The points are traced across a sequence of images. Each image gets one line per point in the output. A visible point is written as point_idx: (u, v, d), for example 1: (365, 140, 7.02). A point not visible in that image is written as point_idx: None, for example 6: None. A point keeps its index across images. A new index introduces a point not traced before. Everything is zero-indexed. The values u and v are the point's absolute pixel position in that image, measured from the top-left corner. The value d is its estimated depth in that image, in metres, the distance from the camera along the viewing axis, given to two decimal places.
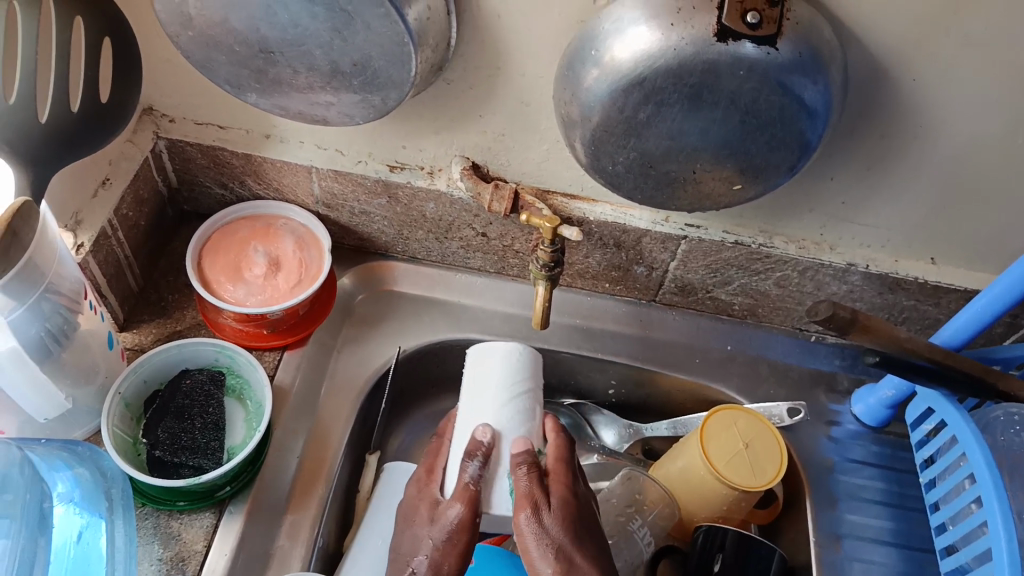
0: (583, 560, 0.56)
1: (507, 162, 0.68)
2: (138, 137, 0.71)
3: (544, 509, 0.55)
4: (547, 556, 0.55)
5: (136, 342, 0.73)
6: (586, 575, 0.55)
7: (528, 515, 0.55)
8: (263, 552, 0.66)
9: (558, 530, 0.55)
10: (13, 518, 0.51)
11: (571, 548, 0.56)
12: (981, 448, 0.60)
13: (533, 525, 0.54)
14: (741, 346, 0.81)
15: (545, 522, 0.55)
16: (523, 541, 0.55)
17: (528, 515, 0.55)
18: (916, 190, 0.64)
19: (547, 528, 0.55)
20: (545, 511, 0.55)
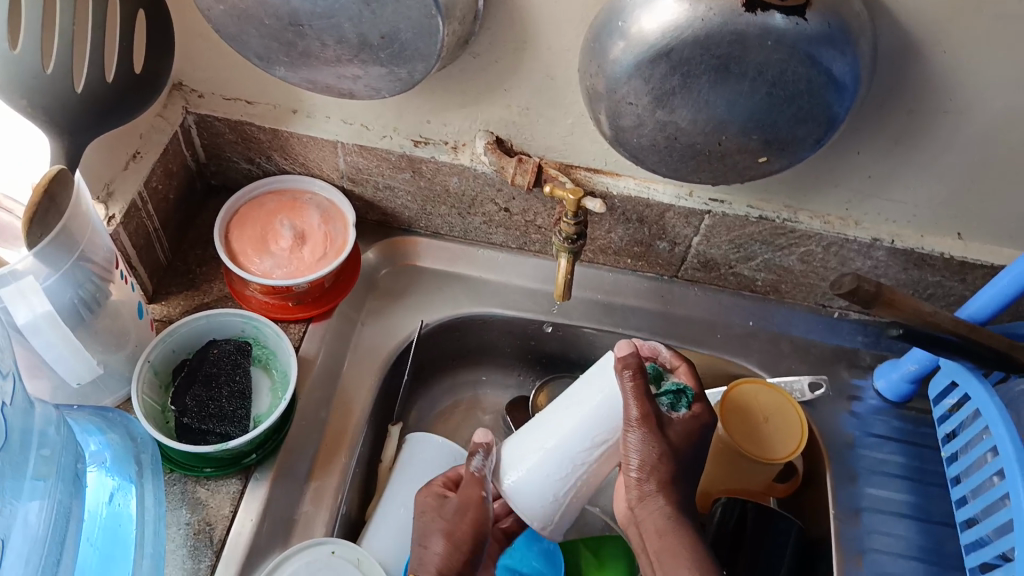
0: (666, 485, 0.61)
1: (531, 137, 0.69)
2: (168, 111, 0.72)
3: (648, 427, 0.59)
4: (642, 468, 0.60)
5: (165, 313, 0.74)
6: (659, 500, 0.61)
7: (633, 431, 0.59)
8: (288, 517, 0.68)
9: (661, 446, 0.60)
10: (48, 479, 0.52)
11: (672, 464, 0.61)
12: (1003, 422, 0.61)
13: (638, 440, 0.59)
14: (763, 322, 0.82)
15: (652, 440, 0.59)
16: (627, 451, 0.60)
17: (637, 431, 0.59)
18: (945, 165, 0.64)
19: (651, 445, 0.59)
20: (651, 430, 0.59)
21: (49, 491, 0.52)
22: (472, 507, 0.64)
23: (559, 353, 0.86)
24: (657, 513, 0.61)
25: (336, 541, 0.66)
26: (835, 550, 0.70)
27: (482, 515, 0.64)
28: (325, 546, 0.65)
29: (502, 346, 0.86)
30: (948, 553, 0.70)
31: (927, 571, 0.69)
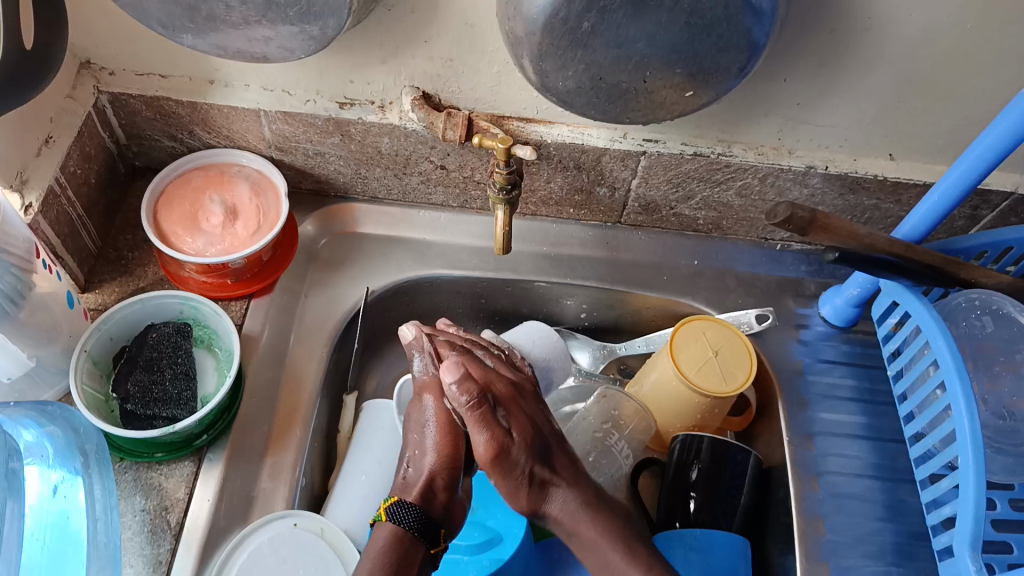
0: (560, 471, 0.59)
1: (458, 89, 0.67)
2: (79, 91, 0.69)
3: (492, 431, 0.56)
4: (521, 466, 0.57)
5: (99, 302, 0.72)
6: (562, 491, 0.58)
7: (481, 436, 0.56)
8: (247, 495, 0.67)
9: (512, 413, 0.58)
10: None
11: (536, 432, 0.59)
12: (943, 335, 0.62)
13: (490, 440, 0.56)
14: (709, 260, 0.82)
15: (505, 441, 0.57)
16: (495, 461, 0.56)
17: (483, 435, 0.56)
18: (871, 85, 0.64)
19: (508, 445, 0.57)
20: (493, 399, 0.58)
21: None
22: (435, 415, 0.59)
23: (511, 308, 0.86)
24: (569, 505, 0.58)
25: (298, 514, 0.65)
26: (792, 476, 0.71)
27: (449, 418, 0.59)
28: (288, 519, 0.64)
29: (452, 306, 0.85)
30: (900, 468, 0.72)
31: (881, 486, 0.71)
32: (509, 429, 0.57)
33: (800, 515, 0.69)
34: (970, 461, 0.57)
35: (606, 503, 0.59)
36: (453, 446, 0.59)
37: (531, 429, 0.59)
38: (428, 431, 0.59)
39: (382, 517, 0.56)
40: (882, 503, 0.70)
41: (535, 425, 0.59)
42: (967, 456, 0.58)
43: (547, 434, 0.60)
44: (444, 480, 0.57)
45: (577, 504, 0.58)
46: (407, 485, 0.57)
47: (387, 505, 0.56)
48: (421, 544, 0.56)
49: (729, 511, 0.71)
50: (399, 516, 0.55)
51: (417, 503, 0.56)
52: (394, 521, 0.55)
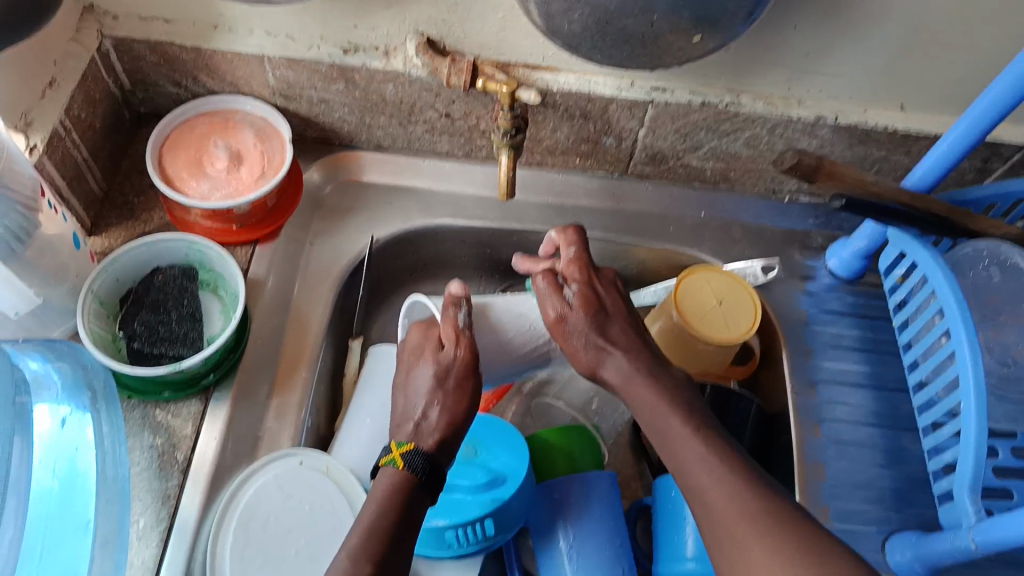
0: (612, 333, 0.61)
1: (463, 35, 0.66)
2: (82, 35, 0.68)
3: (554, 288, 0.62)
4: (578, 323, 0.61)
5: (106, 245, 0.73)
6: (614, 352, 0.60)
7: (545, 290, 0.63)
8: (253, 434, 0.68)
9: (579, 287, 0.63)
10: None
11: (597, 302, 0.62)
12: (950, 283, 0.62)
13: (551, 296, 0.62)
14: (715, 210, 0.82)
15: (563, 299, 0.62)
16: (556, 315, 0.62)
17: (545, 290, 0.63)
18: (885, 33, 0.63)
19: (567, 301, 0.62)
20: (574, 271, 0.64)
21: None
22: (455, 371, 0.60)
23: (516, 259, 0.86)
24: (621, 366, 0.59)
25: (304, 453, 0.67)
26: (793, 421, 0.72)
27: (456, 369, 0.60)
28: (293, 458, 0.65)
29: (457, 256, 0.85)
30: (902, 416, 0.72)
31: (882, 434, 0.71)
32: (571, 299, 0.62)
33: (800, 461, 0.70)
34: (972, 405, 0.57)
35: (665, 373, 0.59)
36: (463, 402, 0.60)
37: (595, 301, 0.62)
38: (427, 387, 0.60)
39: (393, 462, 0.57)
40: (883, 449, 0.71)
41: (604, 304, 0.63)
42: (968, 403, 0.58)
43: (617, 310, 0.63)
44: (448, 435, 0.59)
45: (630, 366, 0.59)
46: (423, 434, 0.59)
47: (400, 452, 0.57)
48: (426, 494, 0.56)
49: None
50: (412, 463, 0.56)
51: (429, 453, 0.57)
52: (406, 467, 0.56)
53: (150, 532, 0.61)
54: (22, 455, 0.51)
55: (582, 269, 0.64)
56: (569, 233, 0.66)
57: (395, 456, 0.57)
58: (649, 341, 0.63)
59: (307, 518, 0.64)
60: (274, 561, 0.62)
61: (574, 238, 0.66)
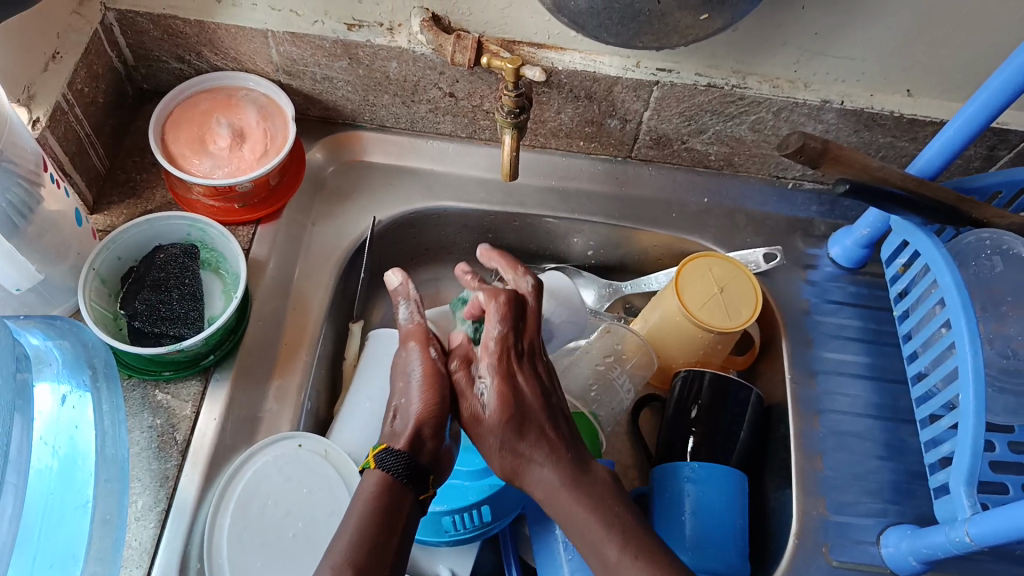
0: (529, 439, 0.57)
1: (468, 12, 0.66)
2: (85, 8, 0.68)
3: (468, 377, 0.58)
4: (489, 421, 0.57)
5: (107, 223, 0.72)
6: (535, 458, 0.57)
7: (460, 376, 0.59)
8: (254, 416, 0.68)
9: (496, 379, 0.58)
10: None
11: (514, 401, 0.57)
12: (951, 271, 0.61)
13: (466, 382, 0.58)
14: (719, 197, 0.81)
15: (479, 389, 0.58)
16: (469, 410, 0.58)
17: (461, 376, 0.59)
18: (892, 14, 0.62)
19: (478, 395, 0.58)
20: (496, 355, 0.58)
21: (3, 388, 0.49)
22: (420, 372, 0.58)
23: (518, 243, 0.85)
24: (550, 483, 0.56)
25: (303, 436, 0.66)
26: (794, 412, 0.71)
27: (433, 365, 0.58)
28: (292, 440, 0.65)
29: (459, 240, 0.85)
30: (902, 408, 0.72)
31: (882, 426, 0.71)
32: (485, 397, 0.57)
33: (800, 452, 0.70)
34: (971, 398, 0.57)
35: (585, 479, 0.56)
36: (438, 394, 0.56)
37: (511, 402, 0.57)
38: (412, 385, 0.57)
39: (370, 465, 0.53)
40: (882, 442, 0.70)
41: (524, 390, 0.58)
42: (968, 393, 0.57)
43: (535, 407, 0.58)
44: (424, 425, 0.55)
45: (556, 481, 0.56)
46: (399, 429, 0.55)
47: (376, 453, 0.53)
48: (410, 492, 0.53)
49: (729, 446, 0.71)
50: (389, 462, 0.53)
51: (408, 452, 0.53)
52: (383, 467, 0.52)
53: (148, 513, 0.61)
54: (23, 433, 0.50)
55: (500, 359, 0.58)
56: (499, 304, 0.59)
57: (371, 459, 0.53)
58: (569, 439, 0.59)
59: (305, 501, 0.64)
60: (272, 543, 0.62)
61: (501, 312, 0.59)
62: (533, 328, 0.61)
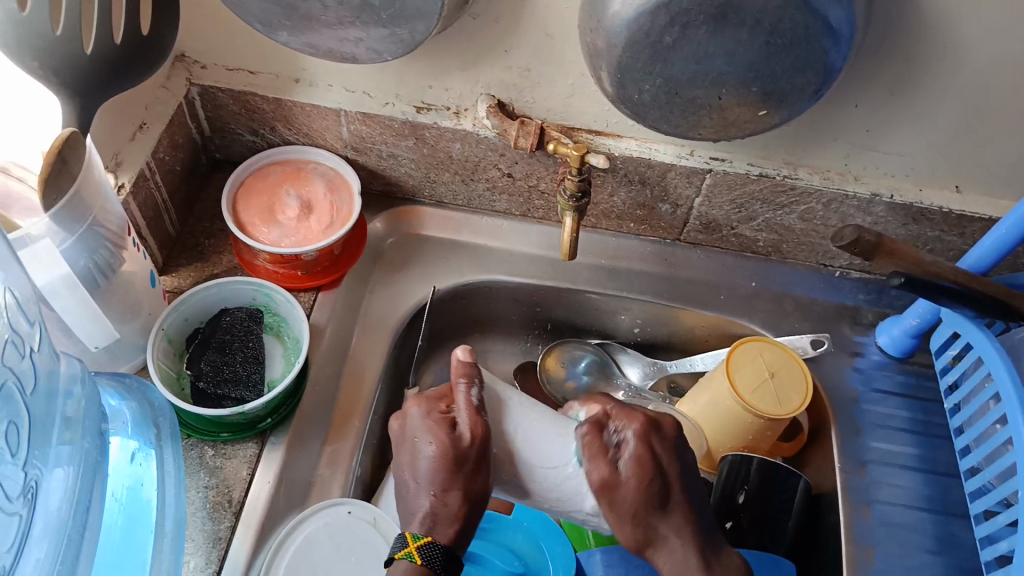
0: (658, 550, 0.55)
1: (532, 100, 0.70)
2: (171, 82, 0.73)
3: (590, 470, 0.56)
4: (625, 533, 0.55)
5: (175, 285, 0.75)
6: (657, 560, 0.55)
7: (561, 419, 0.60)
8: (305, 481, 0.69)
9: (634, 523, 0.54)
10: (74, 419, 0.51)
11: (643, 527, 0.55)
12: (1005, 365, 0.61)
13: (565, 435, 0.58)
14: (766, 282, 0.82)
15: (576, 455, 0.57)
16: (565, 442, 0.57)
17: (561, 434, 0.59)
18: (942, 114, 0.64)
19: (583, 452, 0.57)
20: (603, 504, 0.54)
21: (79, 439, 0.51)
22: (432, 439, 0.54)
23: (565, 318, 0.87)
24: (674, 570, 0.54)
25: (352, 502, 0.66)
26: (843, 501, 0.71)
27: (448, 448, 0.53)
28: (341, 507, 0.65)
29: (508, 313, 0.87)
30: (955, 502, 0.71)
31: (934, 520, 0.70)
32: (609, 525, 0.55)
33: (851, 544, 0.68)
34: None
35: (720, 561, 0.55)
36: (450, 478, 0.53)
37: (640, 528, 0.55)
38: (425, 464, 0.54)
39: (411, 557, 0.52)
40: (934, 536, 0.69)
41: (642, 514, 0.54)
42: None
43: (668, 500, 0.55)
44: (457, 512, 0.53)
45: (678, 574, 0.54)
46: (443, 523, 0.53)
47: (417, 544, 0.52)
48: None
49: (778, 534, 0.71)
50: (430, 557, 0.52)
51: (448, 546, 0.53)
52: (427, 564, 0.52)
53: (199, 574, 0.61)
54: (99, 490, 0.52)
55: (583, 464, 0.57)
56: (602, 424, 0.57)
57: (413, 550, 0.52)
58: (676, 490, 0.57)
59: (353, 568, 0.64)
60: None
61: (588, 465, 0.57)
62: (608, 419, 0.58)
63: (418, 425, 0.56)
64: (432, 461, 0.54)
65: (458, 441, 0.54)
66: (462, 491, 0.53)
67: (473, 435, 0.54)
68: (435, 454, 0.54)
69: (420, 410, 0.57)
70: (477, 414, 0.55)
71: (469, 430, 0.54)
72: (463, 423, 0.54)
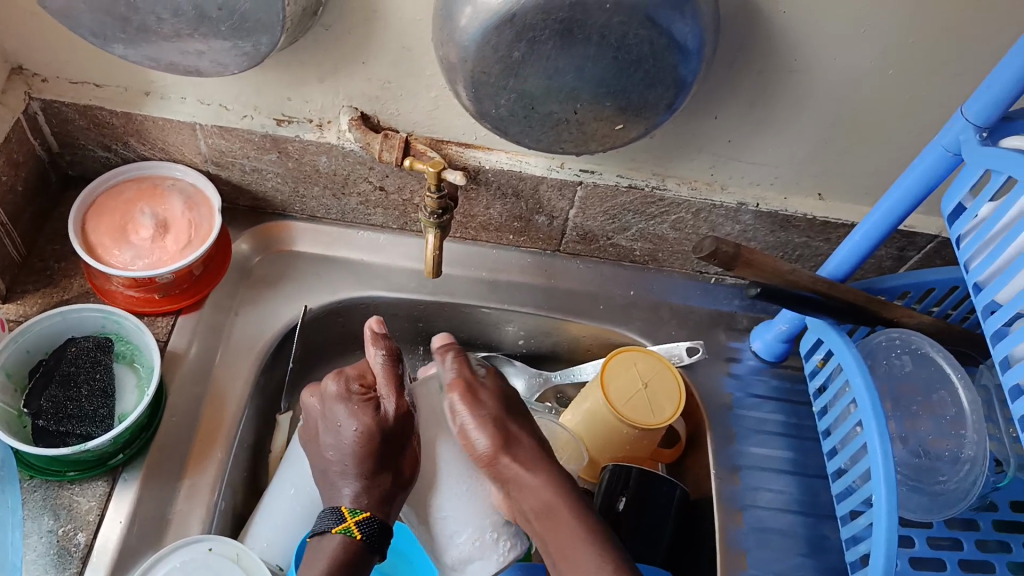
0: (514, 448, 0.59)
1: (396, 112, 0.68)
2: (9, 97, 0.67)
3: (468, 398, 0.60)
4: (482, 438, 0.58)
5: (20, 313, 0.70)
6: (512, 466, 0.58)
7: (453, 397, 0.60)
8: (161, 517, 0.65)
9: (490, 421, 0.59)
10: None
11: (505, 427, 0.60)
12: (862, 372, 0.62)
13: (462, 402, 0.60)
14: (644, 291, 0.83)
15: (479, 402, 0.60)
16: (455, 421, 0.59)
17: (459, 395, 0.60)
18: (799, 125, 0.66)
19: (474, 411, 0.59)
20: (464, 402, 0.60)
21: None
22: (355, 418, 0.60)
23: (449, 333, 0.86)
24: (522, 484, 0.57)
25: (214, 538, 0.63)
26: (718, 509, 0.71)
27: (371, 429, 0.59)
28: (202, 544, 0.62)
29: (390, 328, 0.85)
30: (822, 504, 0.73)
31: (804, 522, 0.71)
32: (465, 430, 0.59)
33: (724, 550, 0.69)
34: (883, 499, 0.58)
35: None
36: (372, 458, 0.59)
37: (502, 433, 0.59)
38: (348, 440, 0.60)
39: (349, 532, 0.57)
40: (805, 538, 0.70)
41: (497, 414, 0.60)
42: (881, 493, 0.58)
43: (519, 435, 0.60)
44: (391, 491, 0.59)
45: (547, 488, 0.58)
46: (371, 498, 0.58)
47: (355, 520, 0.57)
48: (369, 554, 0.57)
49: (655, 543, 0.71)
50: (369, 531, 0.57)
51: (383, 522, 0.58)
52: (364, 537, 0.57)
53: None
54: None
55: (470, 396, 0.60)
56: (451, 356, 0.62)
57: (351, 526, 0.57)
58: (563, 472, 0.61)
59: None
60: None
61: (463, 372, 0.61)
62: (459, 367, 0.61)
63: (338, 410, 0.61)
64: (357, 442, 0.59)
65: (381, 423, 0.60)
66: (393, 478, 0.59)
67: (395, 410, 0.61)
68: (358, 436, 0.59)
69: (335, 387, 0.62)
70: (394, 381, 0.62)
71: (391, 409, 0.61)
72: (381, 391, 0.61)
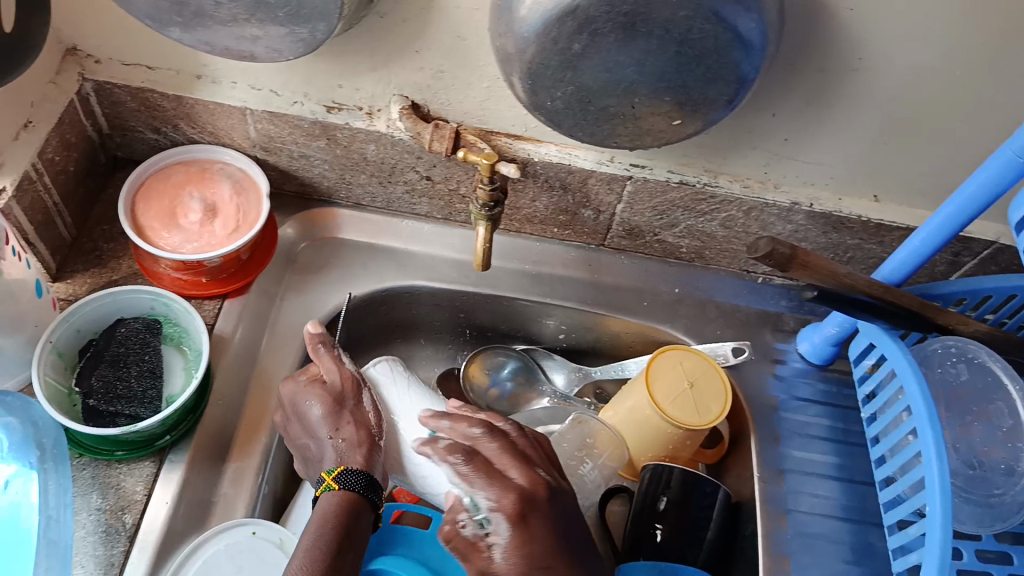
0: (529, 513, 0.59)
1: (447, 102, 0.67)
2: (62, 78, 0.68)
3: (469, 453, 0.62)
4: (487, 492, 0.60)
5: (69, 292, 0.71)
6: (529, 526, 0.59)
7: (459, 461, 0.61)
8: (205, 499, 0.66)
9: (496, 478, 0.60)
10: None
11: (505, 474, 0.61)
12: (917, 379, 0.61)
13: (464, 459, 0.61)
14: (689, 288, 0.82)
15: (479, 457, 0.62)
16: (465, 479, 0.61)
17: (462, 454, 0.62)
18: (859, 125, 0.64)
19: (478, 474, 0.61)
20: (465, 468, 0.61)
21: None
22: (317, 397, 0.65)
23: (490, 325, 0.85)
24: (536, 541, 0.58)
25: (257, 522, 0.64)
26: (761, 512, 0.70)
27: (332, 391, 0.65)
28: (246, 528, 0.63)
29: (431, 318, 0.85)
30: (870, 511, 0.71)
31: (851, 529, 0.70)
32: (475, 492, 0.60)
33: (767, 554, 0.68)
34: (937, 510, 0.56)
35: None
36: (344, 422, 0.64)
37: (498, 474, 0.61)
38: (316, 418, 0.64)
39: (330, 487, 0.59)
40: (851, 546, 0.69)
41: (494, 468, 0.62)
42: (935, 505, 0.56)
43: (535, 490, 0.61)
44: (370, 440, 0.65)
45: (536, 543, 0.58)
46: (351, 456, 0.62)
47: (334, 476, 0.60)
48: (364, 508, 0.59)
49: (695, 543, 0.70)
50: (349, 482, 0.60)
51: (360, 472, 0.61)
52: (345, 487, 0.59)
53: None
54: None
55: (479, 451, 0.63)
56: (461, 416, 0.66)
57: (330, 482, 0.60)
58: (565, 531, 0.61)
59: None
60: None
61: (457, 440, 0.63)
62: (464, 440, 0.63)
63: (300, 398, 0.65)
64: (326, 408, 0.64)
65: (334, 390, 0.66)
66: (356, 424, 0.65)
67: (349, 378, 0.67)
68: (323, 403, 0.64)
69: (291, 387, 0.65)
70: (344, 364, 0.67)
71: (338, 377, 0.66)
72: (330, 375, 0.66)
